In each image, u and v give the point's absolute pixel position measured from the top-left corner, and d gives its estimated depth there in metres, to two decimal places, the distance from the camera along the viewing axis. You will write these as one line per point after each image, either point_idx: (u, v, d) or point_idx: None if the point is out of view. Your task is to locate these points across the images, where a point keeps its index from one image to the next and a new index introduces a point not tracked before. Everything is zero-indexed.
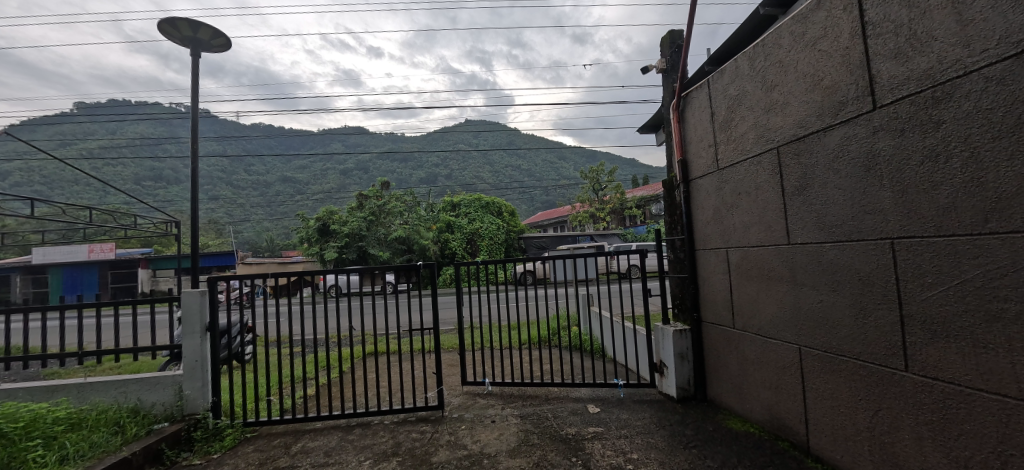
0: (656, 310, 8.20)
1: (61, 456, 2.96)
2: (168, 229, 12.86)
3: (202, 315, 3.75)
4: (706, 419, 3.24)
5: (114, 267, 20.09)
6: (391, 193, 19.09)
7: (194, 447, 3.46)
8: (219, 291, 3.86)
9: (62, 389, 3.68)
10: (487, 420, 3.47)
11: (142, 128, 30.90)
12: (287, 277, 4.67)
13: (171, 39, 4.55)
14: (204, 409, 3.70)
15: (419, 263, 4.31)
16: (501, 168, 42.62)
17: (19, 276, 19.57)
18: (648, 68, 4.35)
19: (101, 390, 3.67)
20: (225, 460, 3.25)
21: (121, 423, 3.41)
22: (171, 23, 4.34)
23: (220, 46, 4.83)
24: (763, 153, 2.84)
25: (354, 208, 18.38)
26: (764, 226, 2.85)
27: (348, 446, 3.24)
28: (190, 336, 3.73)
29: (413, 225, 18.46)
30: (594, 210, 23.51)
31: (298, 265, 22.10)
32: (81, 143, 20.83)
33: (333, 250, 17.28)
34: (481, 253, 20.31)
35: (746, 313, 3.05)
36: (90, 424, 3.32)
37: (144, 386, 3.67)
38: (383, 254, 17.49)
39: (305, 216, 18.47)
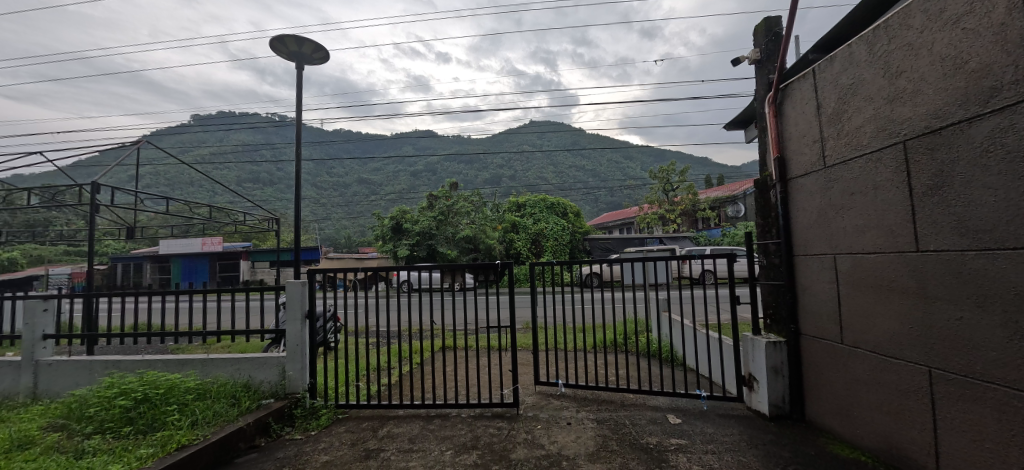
0: (733, 319, 7.69)
1: (192, 421, 3.44)
2: (264, 226, 14.39)
3: (302, 303, 4.14)
4: (805, 442, 2.95)
5: (221, 258, 22.87)
6: (459, 193, 19.85)
7: (294, 423, 3.84)
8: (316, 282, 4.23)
9: (190, 363, 4.26)
10: (562, 422, 3.45)
11: (244, 137, 34.78)
12: (371, 271, 4.91)
13: (280, 55, 5.06)
14: (303, 389, 4.07)
15: (496, 261, 4.37)
16: (565, 169, 42.34)
17: (149, 263, 22.90)
18: (739, 60, 4.06)
19: (220, 366, 4.19)
20: (322, 437, 3.56)
21: (236, 396, 3.88)
22: (280, 39, 4.83)
23: (320, 59, 5.28)
24: (884, 148, 2.53)
25: (424, 208, 19.39)
26: (884, 231, 2.53)
27: (430, 435, 3.38)
28: (293, 322, 4.12)
29: (480, 225, 19.02)
30: (663, 212, 22.28)
31: (373, 262, 23.64)
32: (199, 150, 24.00)
33: (405, 248, 18.40)
34: (545, 254, 20.33)
35: (857, 327, 2.74)
36: (212, 395, 3.81)
37: (254, 365, 4.13)
38: (450, 253, 18.26)
39: (380, 215, 19.71)
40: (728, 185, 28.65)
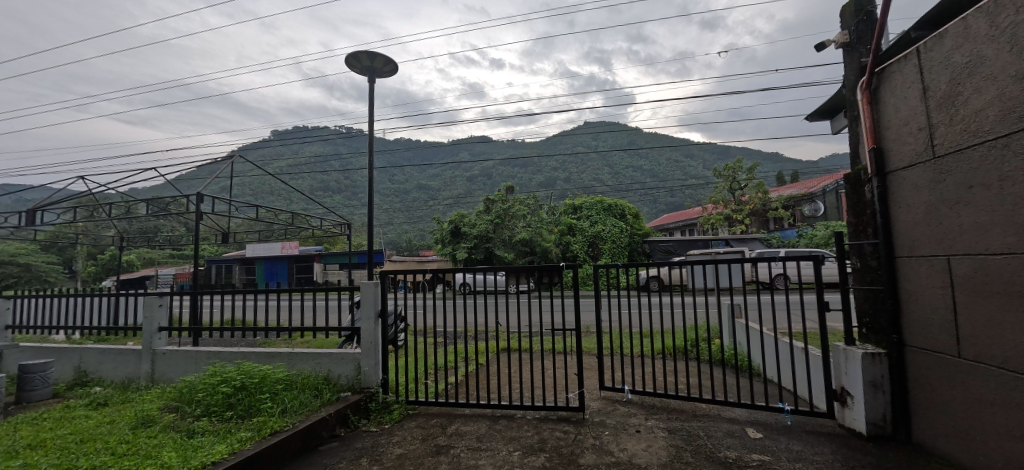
0: (812, 327, 7.07)
1: (282, 409, 3.78)
2: (335, 231, 15.41)
3: (376, 303, 4.38)
4: (913, 467, 2.63)
5: (298, 261, 24.83)
6: (515, 197, 20.08)
7: (369, 416, 4.08)
8: (388, 283, 4.46)
9: (278, 356, 4.67)
10: (631, 429, 3.35)
11: (318, 148, 37.52)
12: (436, 274, 5.06)
13: (354, 70, 5.43)
14: (377, 384, 4.31)
15: (560, 265, 4.34)
16: (623, 170, 41.28)
17: (238, 265, 25.39)
18: (823, 44, 3.73)
19: (303, 359, 4.54)
20: (395, 431, 3.74)
21: (319, 388, 4.19)
22: (355, 56, 5.19)
23: (391, 72, 5.57)
24: (1013, 134, 2.20)
25: (481, 212, 19.77)
26: (1014, 229, 2.20)
27: (497, 435, 3.43)
28: (367, 320, 4.37)
29: (536, 228, 19.07)
30: (730, 212, 20.77)
31: (433, 264, 24.48)
32: (279, 163, 26.26)
33: (464, 250, 18.90)
34: (603, 256, 19.87)
35: (979, 339, 2.40)
36: (298, 386, 4.15)
37: (333, 360, 4.44)
38: (507, 256, 18.46)
39: (439, 219, 20.45)
40: (803, 182, 26.42)
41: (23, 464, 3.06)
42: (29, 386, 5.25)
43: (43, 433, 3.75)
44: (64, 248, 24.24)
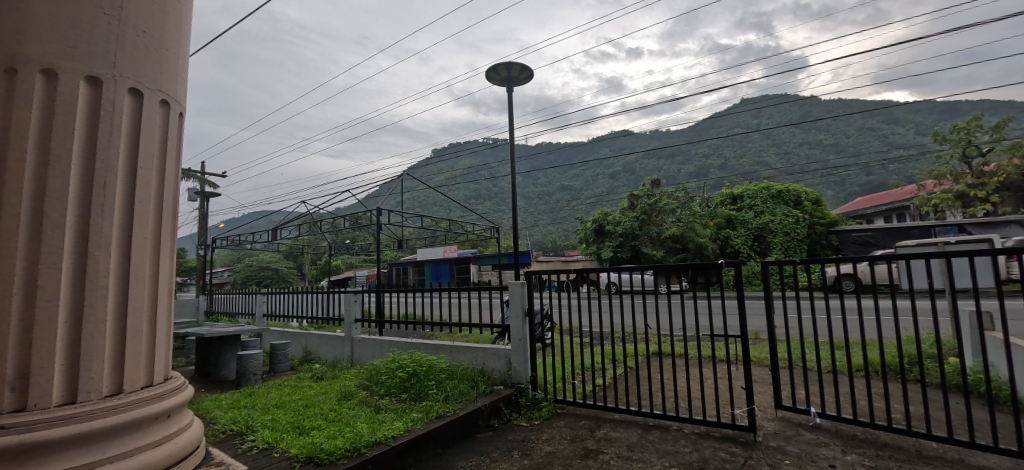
0: None
1: (446, 396, 4.17)
2: (487, 234, 16.66)
3: (523, 301, 4.54)
4: None
5: (458, 263, 27.53)
6: (661, 190, 18.96)
7: (520, 411, 4.22)
8: (534, 282, 4.59)
9: (443, 348, 5.21)
10: (821, 462, 2.74)
11: (468, 160, 41.24)
12: (581, 273, 4.99)
13: (495, 82, 5.72)
14: (526, 381, 4.45)
15: (719, 262, 3.81)
16: (796, 150, 35.24)
17: (411, 267, 29.46)
18: None
19: (463, 353, 4.98)
20: (544, 428, 3.79)
21: (475, 379, 4.53)
22: (493, 69, 5.49)
23: (527, 79, 5.70)
24: None
25: (626, 209, 19.18)
26: None
27: (650, 446, 3.18)
28: (516, 318, 4.56)
29: (688, 223, 17.79)
30: (964, 189, 15.81)
31: (579, 264, 24.53)
32: (438, 177, 29.61)
33: (608, 250, 18.84)
34: (774, 252, 17.17)
35: None
36: (458, 376, 4.55)
37: (487, 355, 4.75)
38: (656, 253, 17.71)
39: (583, 218, 20.64)
40: None
41: (271, 418, 3.97)
42: (276, 361, 6.83)
43: (284, 396, 4.82)
44: (296, 255, 31.59)
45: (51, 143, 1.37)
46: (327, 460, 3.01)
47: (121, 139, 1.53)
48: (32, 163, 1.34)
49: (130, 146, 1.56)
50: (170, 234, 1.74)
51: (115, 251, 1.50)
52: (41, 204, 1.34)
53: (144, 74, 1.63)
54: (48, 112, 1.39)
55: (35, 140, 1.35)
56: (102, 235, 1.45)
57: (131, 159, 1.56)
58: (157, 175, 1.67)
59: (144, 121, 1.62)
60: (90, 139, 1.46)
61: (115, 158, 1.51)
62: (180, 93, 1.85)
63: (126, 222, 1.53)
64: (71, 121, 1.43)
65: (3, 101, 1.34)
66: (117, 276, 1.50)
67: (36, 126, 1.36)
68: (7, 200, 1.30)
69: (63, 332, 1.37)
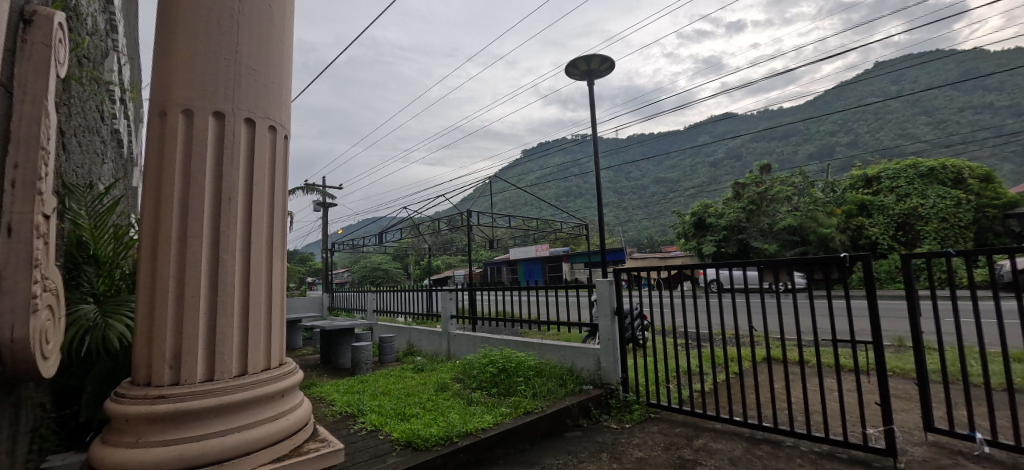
0: None
1: (534, 393, 4.21)
2: (579, 232, 16.53)
3: (611, 300, 4.42)
4: None
5: (550, 261, 27.65)
6: (773, 177, 17.60)
7: (611, 412, 4.11)
8: (622, 281, 4.44)
9: (532, 346, 5.28)
10: None
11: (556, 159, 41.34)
12: (675, 271, 4.70)
13: (575, 78, 5.65)
14: (616, 382, 4.32)
15: (841, 255, 3.28)
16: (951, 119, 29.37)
17: (505, 266, 30.35)
18: None
19: (551, 350, 5.00)
20: (636, 432, 3.64)
21: (563, 377, 4.51)
22: (573, 64, 5.41)
23: (608, 70, 5.52)
24: None
25: (730, 199, 18.18)
26: None
27: (757, 462, 2.89)
28: (604, 317, 4.45)
29: (808, 211, 16.16)
30: None
31: (679, 261, 23.16)
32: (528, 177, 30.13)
33: (710, 244, 17.81)
34: (925, 242, 14.43)
35: None
36: (546, 374, 4.58)
37: (576, 353, 4.71)
38: (768, 247, 16.25)
39: (681, 212, 19.57)
40: None
41: (377, 404, 4.35)
42: (384, 353, 7.47)
43: (389, 385, 5.26)
44: (403, 257, 34.49)
45: (191, 174, 1.55)
46: (423, 446, 3.20)
47: (239, 167, 1.63)
48: (178, 192, 1.53)
49: (247, 173, 1.65)
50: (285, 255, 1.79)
51: (238, 267, 1.58)
52: (183, 229, 1.51)
53: (257, 103, 1.71)
54: (187, 147, 1.56)
55: (179, 171, 1.54)
56: (225, 251, 1.56)
57: (248, 185, 1.65)
58: (272, 198, 1.75)
59: (259, 147, 1.70)
60: (216, 169, 1.58)
61: (235, 185, 1.61)
62: (289, 116, 1.90)
63: (246, 238, 1.61)
64: (204, 150, 1.58)
65: (163, 142, 1.57)
66: (239, 298, 1.58)
67: (180, 160, 1.55)
68: (163, 226, 1.50)
69: (201, 339, 1.51)
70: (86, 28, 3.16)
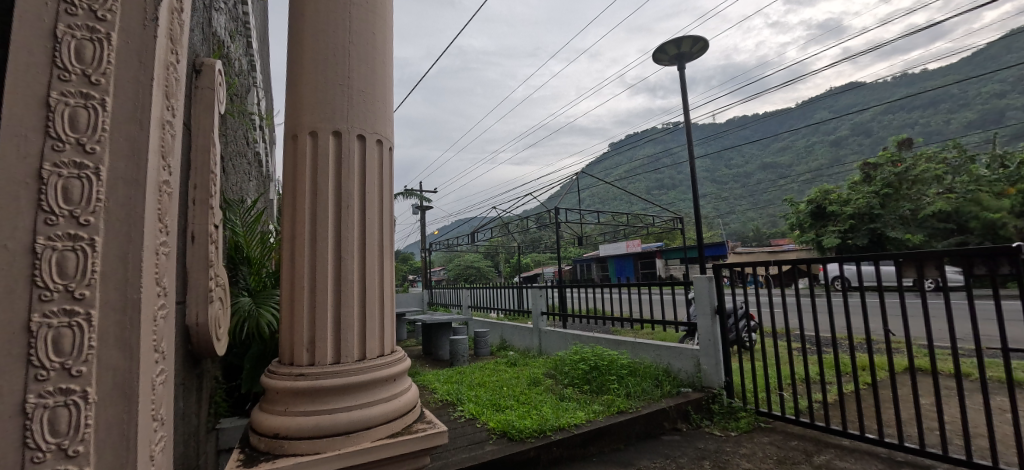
0: None
1: (628, 393, 4.14)
2: (673, 226, 15.75)
3: (711, 299, 4.18)
4: None
5: (642, 257, 26.67)
6: (916, 153, 15.17)
7: (713, 418, 3.90)
8: (724, 278, 4.19)
9: (625, 344, 5.19)
10: None
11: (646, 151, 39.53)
12: (788, 266, 4.28)
13: (664, 63, 5.39)
14: (719, 386, 4.08)
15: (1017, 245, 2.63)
16: None
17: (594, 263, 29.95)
18: None
19: (646, 350, 4.86)
20: (743, 442, 3.42)
21: (659, 379, 4.37)
22: (661, 49, 5.18)
23: (701, 51, 5.19)
24: None
25: (857, 183, 16.02)
26: None
27: None
28: (703, 316, 4.22)
29: (969, 193, 13.92)
30: None
31: (792, 255, 20.88)
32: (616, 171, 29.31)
33: (833, 236, 15.77)
34: None
35: None
36: (640, 374, 4.48)
37: (672, 354, 4.53)
38: (912, 238, 14.28)
39: (793, 200, 17.65)
40: None
41: (474, 394, 4.61)
42: (479, 347, 7.84)
43: (485, 377, 5.52)
44: (494, 255, 35.69)
45: (319, 188, 1.81)
46: (517, 437, 3.33)
47: (354, 179, 1.87)
48: (309, 203, 1.80)
49: (361, 183, 1.88)
50: (394, 255, 1.99)
51: (357, 266, 1.81)
52: (315, 235, 1.78)
53: (366, 121, 1.93)
54: (314, 164, 1.83)
55: (309, 186, 1.81)
56: (347, 252, 1.79)
57: (362, 194, 1.87)
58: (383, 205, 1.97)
59: (370, 161, 1.92)
60: (337, 182, 1.83)
61: (353, 195, 1.84)
62: (393, 130, 2.12)
63: (362, 240, 1.83)
64: (327, 166, 1.83)
65: (295, 161, 1.86)
66: (360, 295, 1.80)
67: (309, 176, 1.82)
68: (299, 232, 1.79)
69: (331, 329, 1.75)
70: (235, 67, 3.82)
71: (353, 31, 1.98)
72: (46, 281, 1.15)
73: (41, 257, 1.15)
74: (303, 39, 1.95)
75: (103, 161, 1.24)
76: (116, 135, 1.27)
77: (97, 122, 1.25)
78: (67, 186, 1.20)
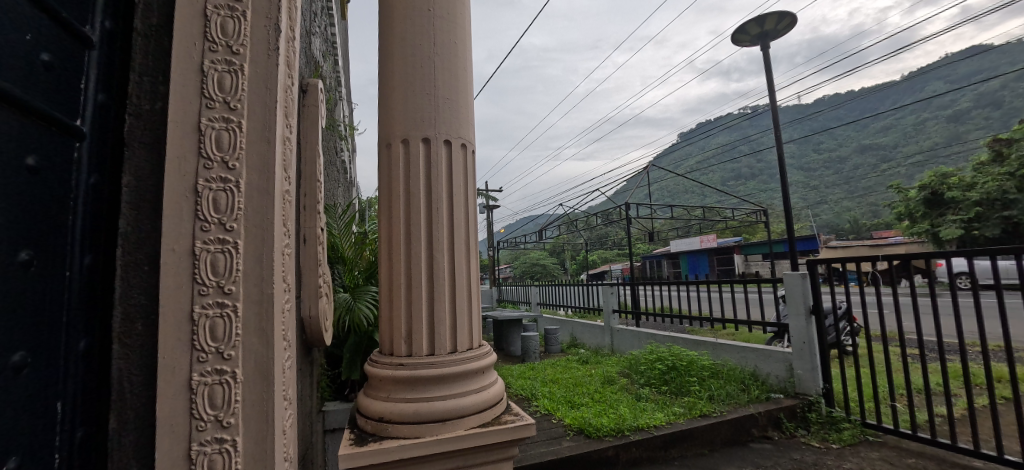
0: None
1: (711, 396, 3.96)
2: (754, 218, 14.68)
3: (805, 298, 3.85)
4: None
5: (719, 253, 25.14)
6: None
7: (810, 428, 3.60)
8: (820, 275, 3.85)
9: (705, 344, 4.96)
10: None
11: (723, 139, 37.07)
12: (898, 262, 3.81)
13: (745, 43, 5.05)
14: (817, 393, 3.75)
15: None
16: None
17: (666, 259, 28.76)
18: None
19: (729, 352, 4.60)
20: (848, 456, 3.12)
21: (746, 383, 4.12)
22: (741, 29, 4.86)
23: (787, 27, 4.79)
24: None
25: (984, 163, 13.79)
26: None
27: None
28: (797, 317, 3.91)
29: None
30: None
31: (899, 248, 18.51)
32: None
33: (953, 226, 13.97)
34: None
35: None
36: (724, 377, 4.25)
37: (760, 357, 4.25)
38: None
39: (900, 186, 15.63)
40: None
41: (548, 390, 4.67)
42: (550, 344, 7.90)
43: (558, 373, 5.56)
44: (560, 252, 35.60)
45: (411, 191, 1.95)
46: (595, 434, 3.33)
47: (443, 182, 1.98)
48: (403, 207, 1.94)
49: (449, 186, 1.99)
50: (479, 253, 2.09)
51: (447, 262, 1.92)
52: (409, 236, 1.92)
53: (452, 126, 2.04)
54: (407, 170, 1.97)
55: (403, 190, 1.95)
56: (438, 251, 1.91)
57: (450, 196, 1.98)
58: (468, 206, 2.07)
59: (457, 165, 2.03)
60: (428, 185, 1.96)
61: (442, 198, 1.96)
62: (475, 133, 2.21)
63: (451, 240, 1.94)
64: (418, 172, 1.96)
65: (390, 168, 2.01)
66: (450, 292, 1.92)
67: (402, 181, 1.96)
68: (396, 233, 1.93)
69: (425, 323, 1.87)
70: (325, 82, 4.19)
71: (437, 42, 2.10)
72: (203, 278, 1.37)
73: (198, 258, 1.37)
74: (392, 55, 2.09)
75: (241, 176, 1.45)
76: (252, 153, 1.48)
77: (235, 142, 1.46)
78: (215, 197, 1.41)
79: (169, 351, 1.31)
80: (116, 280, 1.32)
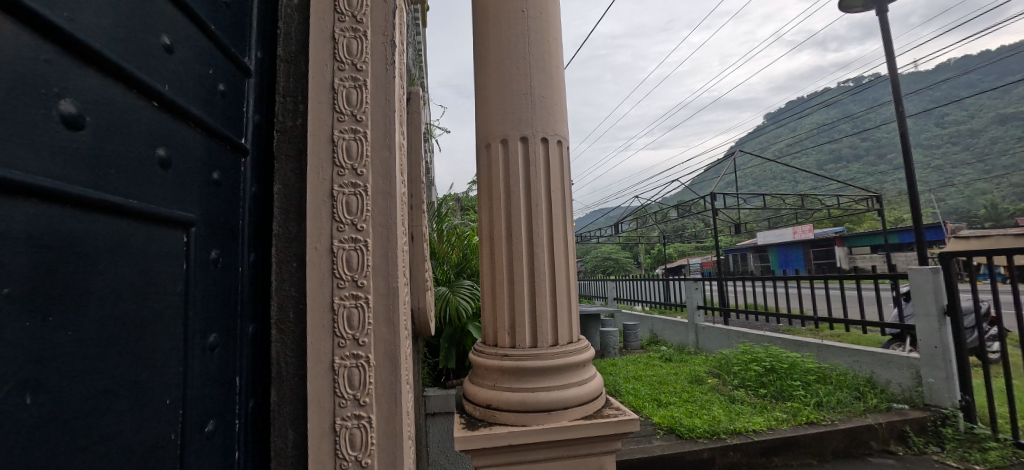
0: None
1: (818, 402, 3.63)
2: (860, 206, 13.11)
3: (937, 296, 3.38)
4: None
5: (816, 245, 22.77)
6: None
7: (944, 444, 3.16)
8: (958, 269, 3.35)
9: (809, 346, 4.54)
10: None
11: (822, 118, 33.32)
12: None
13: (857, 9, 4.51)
14: (953, 406, 3.28)
15: None
16: None
17: (754, 252, 26.65)
18: None
19: (838, 355, 4.18)
20: None
21: (861, 390, 3.72)
22: None
23: None
24: None
25: None
26: None
27: None
28: (925, 318, 3.44)
29: None
30: None
31: None
32: None
33: None
34: None
35: None
36: (833, 382, 3.87)
37: (878, 362, 3.81)
38: None
39: None
40: None
41: (632, 387, 4.58)
42: (630, 340, 7.73)
43: (640, 370, 5.42)
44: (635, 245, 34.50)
45: (511, 189, 2.02)
46: (687, 435, 3.21)
47: (541, 179, 2.03)
48: (503, 204, 2.02)
49: (546, 184, 2.03)
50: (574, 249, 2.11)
51: (546, 257, 1.97)
52: (509, 232, 2.00)
53: (548, 124, 2.08)
54: (505, 169, 2.05)
55: (503, 188, 2.03)
56: (538, 246, 1.97)
57: (547, 193, 2.03)
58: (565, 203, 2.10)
59: (553, 162, 2.07)
60: (527, 182, 2.02)
61: (540, 194, 2.01)
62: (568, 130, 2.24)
63: (549, 236, 1.99)
64: (517, 170, 2.03)
65: (490, 168, 2.10)
66: (549, 287, 1.96)
67: (502, 179, 2.04)
68: (497, 230, 2.02)
69: (526, 316, 1.94)
70: None
71: (531, 42, 2.14)
72: (341, 273, 1.54)
73: (337, 255, 1.54)
74: (487, 58, 2.18)
75: (368, 181, 1.61)
76: (376, 160, 1.64)
77: (361, 150, 1.62)
78: (348, 201, 1.58)
79: (316, 336, 1.51)
80: (274, 274, 1.54)
